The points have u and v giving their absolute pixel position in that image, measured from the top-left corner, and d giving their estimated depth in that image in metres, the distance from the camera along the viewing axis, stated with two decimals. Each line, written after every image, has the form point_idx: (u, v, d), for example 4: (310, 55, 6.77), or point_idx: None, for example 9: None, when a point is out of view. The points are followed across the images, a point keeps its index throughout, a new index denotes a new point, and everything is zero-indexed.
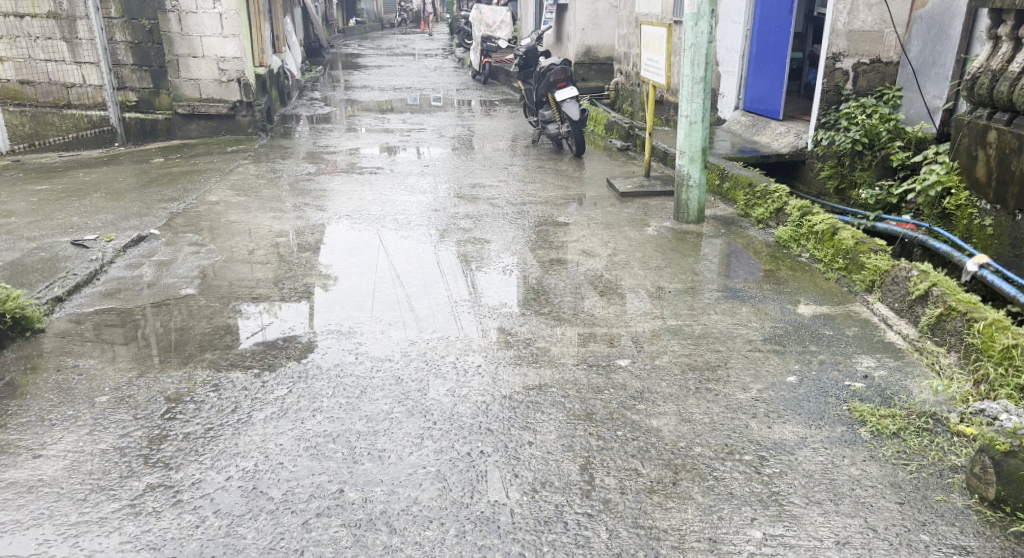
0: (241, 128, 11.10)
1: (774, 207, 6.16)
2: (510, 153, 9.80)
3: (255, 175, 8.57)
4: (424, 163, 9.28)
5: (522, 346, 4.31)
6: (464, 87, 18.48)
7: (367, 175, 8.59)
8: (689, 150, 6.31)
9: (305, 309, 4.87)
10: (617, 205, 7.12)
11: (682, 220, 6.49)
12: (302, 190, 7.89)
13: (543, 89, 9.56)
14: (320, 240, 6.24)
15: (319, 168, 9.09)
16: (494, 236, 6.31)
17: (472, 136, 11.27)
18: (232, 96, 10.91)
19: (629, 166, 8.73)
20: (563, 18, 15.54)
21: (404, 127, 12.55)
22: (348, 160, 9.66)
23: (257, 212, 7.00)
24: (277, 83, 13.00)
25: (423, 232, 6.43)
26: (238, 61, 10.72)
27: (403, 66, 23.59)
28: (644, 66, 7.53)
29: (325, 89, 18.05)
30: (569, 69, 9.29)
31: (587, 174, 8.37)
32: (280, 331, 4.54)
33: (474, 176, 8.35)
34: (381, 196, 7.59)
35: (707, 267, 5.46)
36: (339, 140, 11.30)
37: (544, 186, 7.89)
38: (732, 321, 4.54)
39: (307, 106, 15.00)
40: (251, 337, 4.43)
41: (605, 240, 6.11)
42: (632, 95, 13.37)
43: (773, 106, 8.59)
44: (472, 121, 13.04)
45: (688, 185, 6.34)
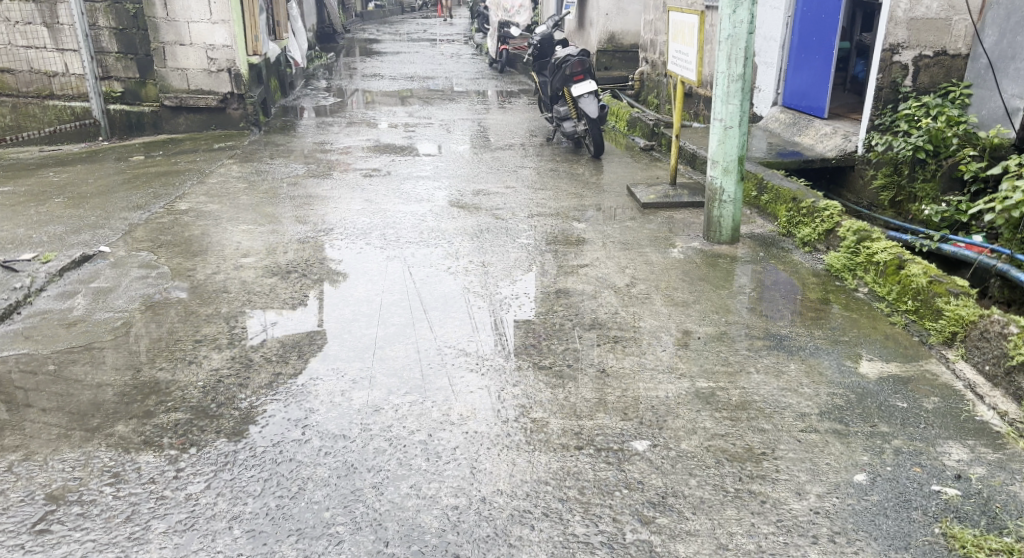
0: (232, 122, 10.28)
1: (823, 228, 5.23)
2: (521, 152, 8.90)
3: (238, 178, 7.77)
4: (425, 164, 8.42)
5: (513, 414, 3.44)
6: (480, 75, 17.57)
7: (361, 179, 7.76)
8: (722, 160, 5.38)
9: (314, 306, 4.66)
10: (638, 220, 6.22)
11: (713, 241, 5.58)
12: (285, 197, 7.07)
13: (559, 83, 8.65)
14: (293, 261, 5.41)
15: (310, 169, 8.27)
16: (494, 257, 5.45)
17: (482, 132, 10.38)
18: (223, 87, 10.08)
19: (652, 171, 7.82)
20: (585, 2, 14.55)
21: (411, 120, 11.68)
22: (345, 159, 8.83)
23: (229, 224, 6.19)
24: (276, 71, 12.18)
25: (413, 252, 5.57)
26: (229, 50, 9.89)
27: (418, 53, 22.71)
28: (671, 59, 6.61)
29: (333, 78, 17.21)
30: (588, 60, 8.36)
31: (606, 179, 7.47)
32: (289, 326, 4.38)
33: (478, 181, 7.47)
34: (371, 205, 6.76)
35: (743, 303, 4.56)
36: (338, 135, 10.45)
37: (555, 194, 7.00)
38: (777, 384, 3.64)
39: (311, 97, 14.18)
40: (260, 333, 4.27)
41: (622, 265, 5.23)
42: (658, 86, 12.40)
43: (817, 102, 7.62)
44: (485, 114, 12.14)
45: (721, 201, 5.44)
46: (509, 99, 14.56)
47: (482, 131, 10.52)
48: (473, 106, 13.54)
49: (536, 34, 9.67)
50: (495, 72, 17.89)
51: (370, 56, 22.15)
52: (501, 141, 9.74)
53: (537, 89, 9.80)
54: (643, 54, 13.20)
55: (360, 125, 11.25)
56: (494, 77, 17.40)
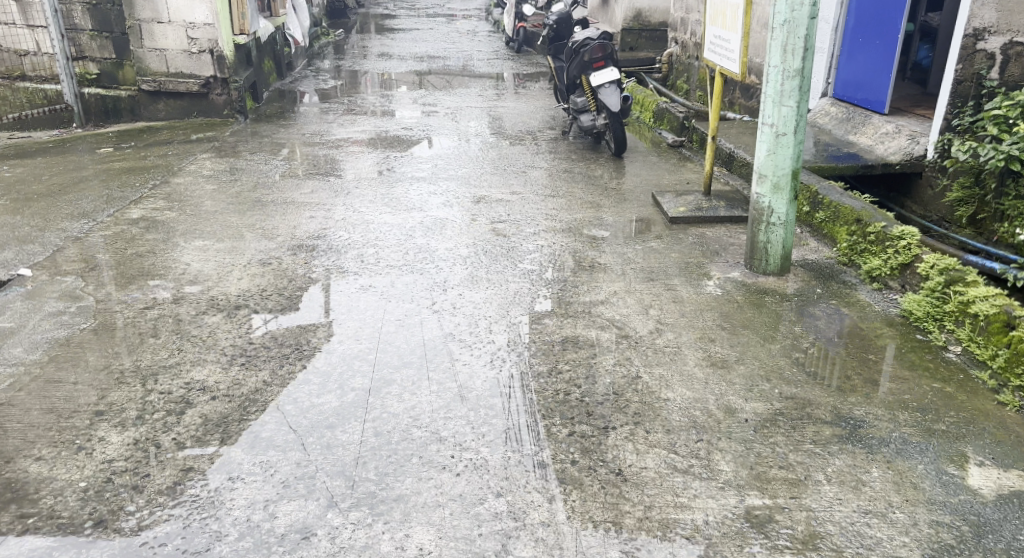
0: (215, 109, 9.43)
1: (898, 261, 4.23)
2: (532, 149, 7.94)
3: (209, 178, 6.87)
4: (423, 163, 7.48)
5: (491, 548, 2.55)
6: (495, 56, 16.55)
7: (349, 181, 6.84)
8: (773, 173, 4.36)
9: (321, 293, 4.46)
10: (665, 240, 5.24)
11: (757, 270, 4.58)
12: (256, 203, 6.17)
13: (577, 70, 7.61)
14: (248, 289, 4.50)
15: (294, 166, 7.37)
16: (489, 291, 4.52)
17: (491, 122, 9.40)
18: (205, 70, 9.25)
19: (682, 175, 6.83)
20: None
21: (416, 107, 10.72)
22: (335, 154, 7.91)
23: (182, 238, 5.29)
24: (268, 47, 11.44)
25: (393, 281, 4.63)
26: (211, 29, 9.03)
27: (432, 31, 21.69)
28: (707, 46, 5.62)
29: (339, 58, 16.26)
30: (610, 44, 7.31)
31: (627, 186, 6.50)
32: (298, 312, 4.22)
33: (481, 185, 6.52)
34: (353, 215, 5.84)
35: (798, 363, 3.58)
36: (333, 124, 9.52)
37: (566, 203, 6.06)
38: (858, 505, 2.68)
39: (312, 81, 13.26)
40: (269, 321, 4.10)
41: (645, 304, 4.27)
42: (689, 70, 11.35)
43: (878, 95, 6.59)
44: (497, 101, 11.14)
45: (769, 224, 4.45)
46: (525, 83, 13.55)
47: (491, 121, 9.56)
48: (486, 91, 12.55)
49: (552, 13, 8.60)
50: (512, 53, 16.85)
51: (382, 34, 21.17)
52: (511, 134, 8.77)
53: (551, 74, 8.75)
54: (672, 34, 12.13)
55: (360, 112, 10.31)
56: (511, 57, 16.38)
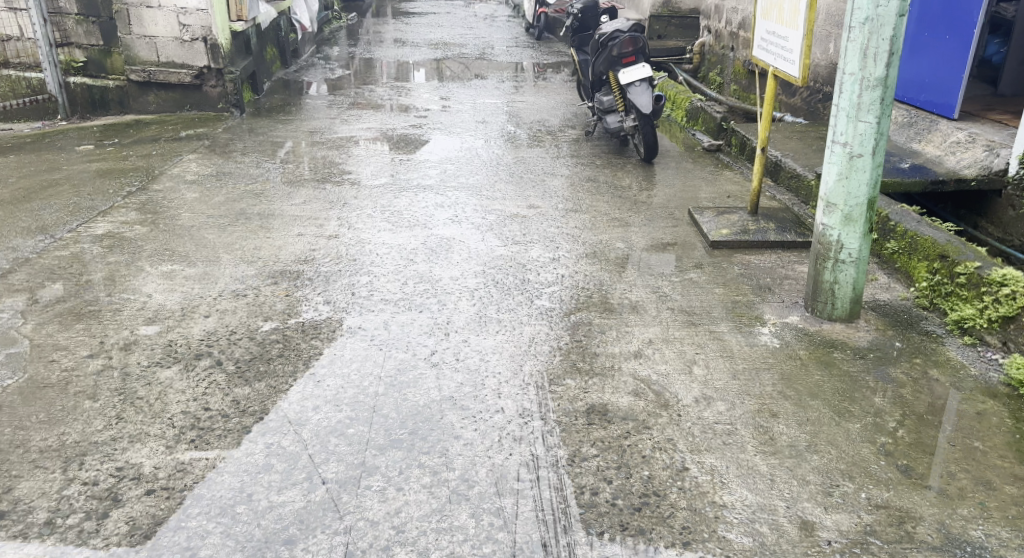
0: (209, 102, 8.81)
1: (1001, 312, 3.47)
2: (551, 155, 7.21)
3: (191, 183, 6.18)
4: (429, 169, 6.77)
5: None
6: (514, 44, 15.79)
7: (346, 189, 6.14)
8: (844, 201, 3.60)
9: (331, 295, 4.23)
10: (708, 272, 4.49)
11: (820, 315, 3.83)
12: (240, 215, 5.49)
13: (604, 65, 6.88)
14: (213, 330, 3.81)
15: (287, 170, 6.68)
16: (500, 336, 3.81)
17: (507, 120, 8.67)
18: (198, 60, 8.59)
19: (719, 188, 6.08)
20: None
21: (427, 100, 10.01)
22: (336, 156, 7.21)
23: (148, 260, 4.60)
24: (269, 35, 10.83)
25: (387, 321, 3.94)
26: (205, 14, 8.38)
27: (448, 15, 20.92)
28: (758, 41, 4.95)
29: (350, 44, 15.52)
30: (642, 38, 6.60)
31: (657, 202, 5.76)
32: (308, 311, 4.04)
33: (495, 200, 5.82)
34: (347, 234, 5.15)
35: (885, 454, 2.86)
36: (337, 119, 8.83)
37: (587, 224, 5.35)
38: None
39: (319, 70, 12.57)
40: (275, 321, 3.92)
41: (687, 358, 3.54)
42: (723, 62, 10.71)
43: (947, 96, 5.79)
44: (514, 95, 10.41)
45: (838, 261, 3.70)
46: (545, 74, 12.80)
47: (507, 118, 8.82)
48: (503, 82, 11.81)
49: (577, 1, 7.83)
50: (532, 40, 16.09)
51: (398, 18, 20.41)
52: (528, 135, 8.04)
53: (575, 67, 8.00)
54: (704, 23, 11.37)
55: (367, 106, 9.63)
56: (531, 45, 15.62)
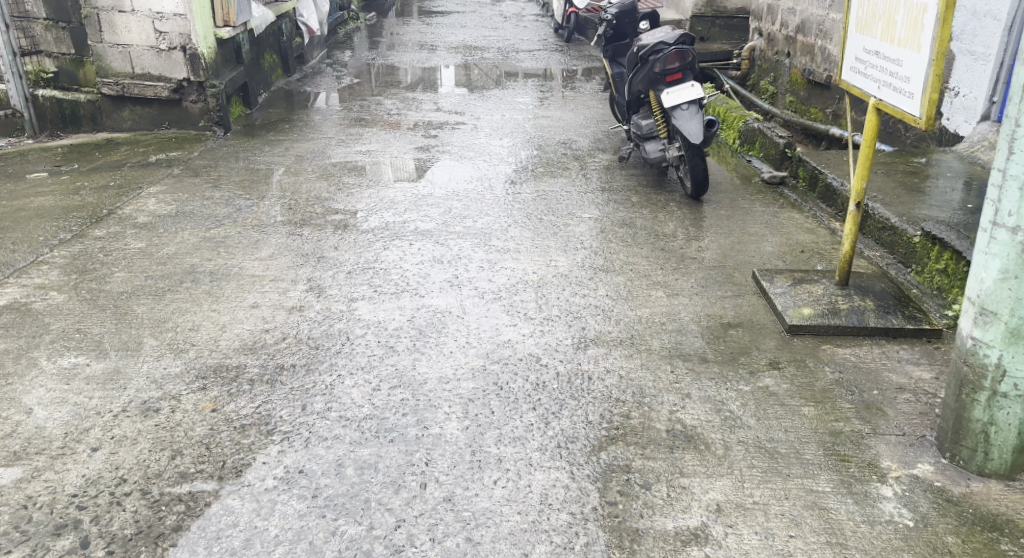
0: (190, 119, 7.77)
1: None
2: (577, 192, 6.09)
3: (141, 227, 5.14)
4: (431, 210, 5.68)
5: None
6: (541, 47, 14.67)
7: (324, 238, 5.06)
8: (1011, 311, 2.45)
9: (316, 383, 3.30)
10: (785, 374, 3.34)
11: (966, 470, 2.66)
12: (187, 274, 4.43)
13: (643, 83, 5.76)
14: (92, 470, 2.72)
15: (261, 209, 5.62)
16: (500, 493, 2.62)
17: (529, 145, 7.56)
18: (177, 72, 7.59)
19: (784, 239, 4.92)
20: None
21: (440, 115, 8.94)
22: (323, 190, 6.13)
23: (46, 348, 3.54)
24: (265, 42, 9.88)
25: (342, 456, 2.81)
26: (183, 21, 7.39)
27: (472, 13, 19.84)
28: (850, 61, 3.90)
29: (364, 47, 14.48)
30: (691, 52, 5.50)
31: (709, 262, 4.61)
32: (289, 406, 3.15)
33: (507, 261, 4.74)
34: (315, 305, 4.05)
35: None
36: (337, 138, 7.78)
37: (618, 296, 4.21)
38: None
39: (328, 79, 11.56)
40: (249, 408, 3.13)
41: (773, 545, 2.39)
42: (778, 68, 9.72)
43: None
44: (538, 109, 9.28)
45: (999, 396, 2.53)
46: (574, 83, 11.66)
47: (527, 141, 7.71)
48: (527, 93, 10.70)
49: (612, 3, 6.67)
50: (561, 43, 14.95)
51: (419, 18, 19.35)
52: (550, 163, 6.93)
53: (609, 79, 6.88)
54: (755, 24, 10.45)
55: (375, 122, 8.59)
56: (558, 48, 14.48)
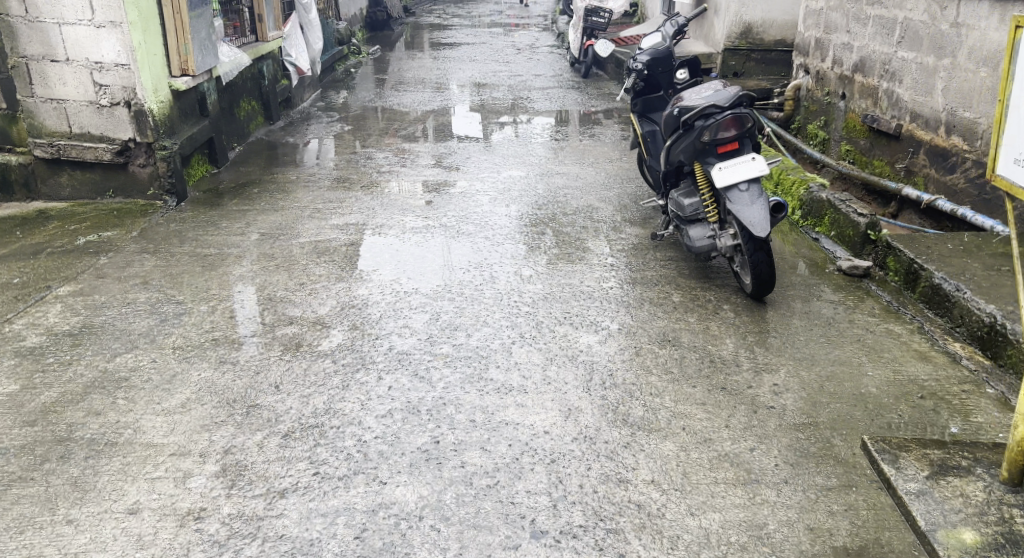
0: (138, 186, 6.55)
1: None
2: (602, 287, 4.79)
3: (25, 356, 3.87)
4: (413, 318, 4.41)
5: None
6: (556, 83, 13.44)
7: (265, 368, 3.78)
8: None
9: None
10: None
11: None
12: (56, 444, 3.14)
13: (686, 153, 4.53)
14: None
15: (192, 319, 4.35)
16: None
17: (539, 216, 6.28)
18: (121, 131, 6.37)
19: (890, 374, 3.62)
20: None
21: (438, 173, 7.70)
22: (279, 287, 4.87)
23: None
24: (242, 88, 8.71)
25: None
26: (127, 71, 6.20)
27: (482, 45, 18.72)
28: (1013, 154, 2.96)
29: (364, 86, 13.33)
30: (749, 116, 4.27)
31: (791, 416, 3.30)
32: None
33: (508, 411, 3.42)
34: (222, 507, 2.80)
35: None
36: (314, 207, 6.53)
37: (667, 482, 2.91)
38: None
39: (319, 124, 10.38)
40: None
41: None
42: (830, 110, 8.61)
43: None
44: (552, 164, 8.02)
45: None
46: (592, 127, 10.41)
47: (538, 211, 6.44)
48: (540, 141, 9.44)
49: (642, 51, 5.49)
50: (578, 78, 13.73)
51: (426, 50, 18.20)
52: (566, 245, 5.65)
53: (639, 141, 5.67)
54: (800, 60, 9.44)
55: (361, 184, 7.36)
56: (575, 85, 13.25)
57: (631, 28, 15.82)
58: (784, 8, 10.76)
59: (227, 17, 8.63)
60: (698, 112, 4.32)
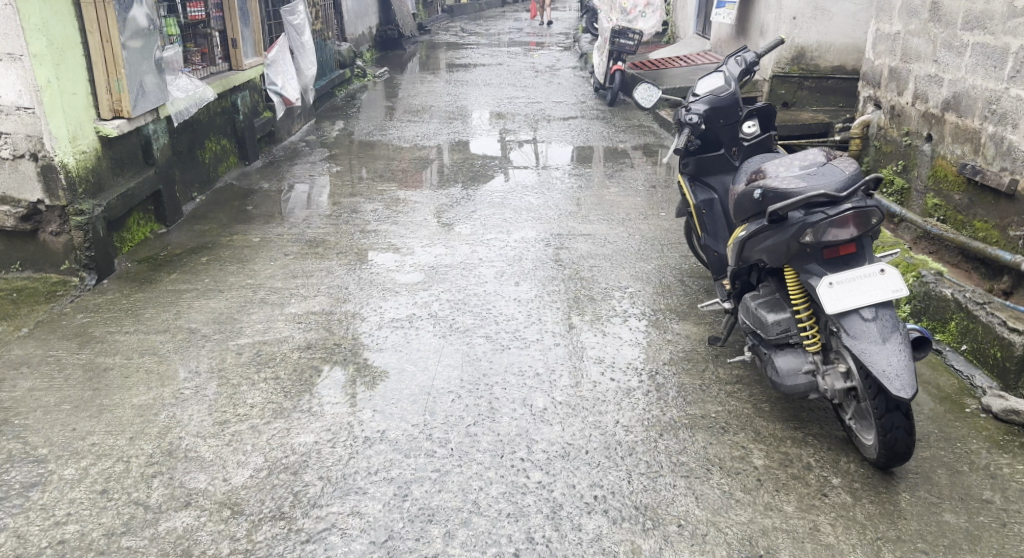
0: (50, 258, 5.18)
1: None
2: (646, 437, 3.34)
3: None
4: (368, 498, 3.01)
5: None
6: (579, 112, 12.05)
7: None
8: None
9: None
10: None
11: None
12: None
13: (771, 254, 3.11)
14: None
15: (42, 496, 3.04)
16: None
17: (555, 305, 4.89)
18: (26, 191, 5.03)
19: None
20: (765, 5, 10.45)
21: (435, 234, 6.35)
22: (190, 428, 3.48)
23: None
24: (205, 127, 7.37)
25: None
26: (31, 116, 4.89)
27: (501, 67, 17.43)
28: None
29: (365, 115, 12.02)
30: (876, 208, 2.84)
31: None
32: None
33: None
34: None
35: None
36: (273, 286, 5.18)
37: None
38: None
39: (306, 163, 9.04)
40: None
41: None
42: (908, 155, 7.16)
43: None
44: (574, 222, 6.64)
45: None
46: (619, 167, 9.01)
47: (556, 299, 4.99)
48: (559, 186, 8.07)
49: (696, 98, 4.22)
50: (603, 106, 12.33)
51: (440, 73, 16.90)
52: (592, 353, 4.20)
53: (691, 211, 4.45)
54: (869, 93, 8.04)
55: (340, 249, 5.98)
56: (600, 114, 11.87)
57: (662, 49, 14.45)
58: (844, 30, 9.45)
59: (191, 42, 7.37)
60: (804, 201, 2.87)
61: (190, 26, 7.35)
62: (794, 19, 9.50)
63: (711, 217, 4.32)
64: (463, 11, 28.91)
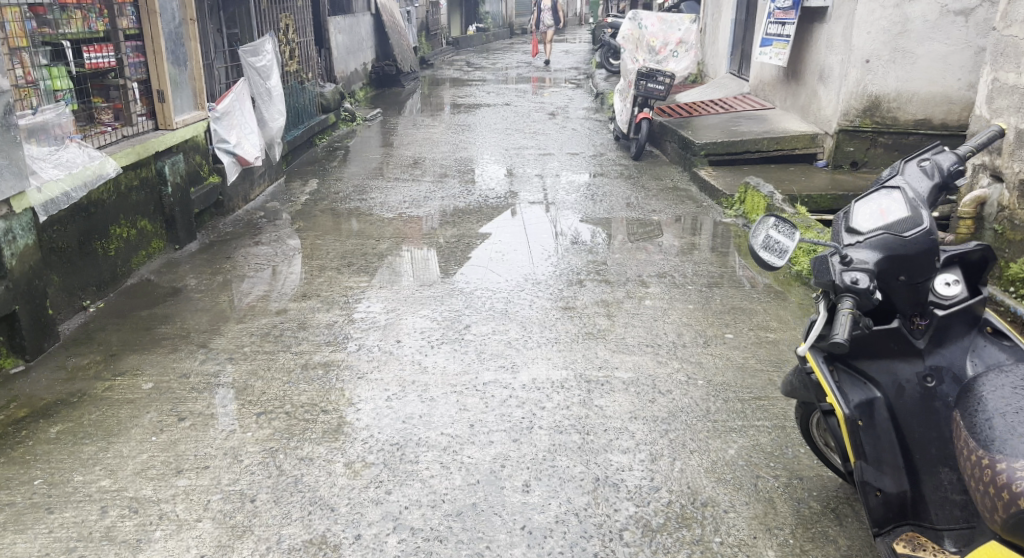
0: None
1: None
2: None
3: None
4: None
5: None
6: (599, 167, 10.23)
7: None
8: None
9: None
10: None
11: None
12: None
13: None
14: None
15: None
16: None
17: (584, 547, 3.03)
18: None
19: None
20: (832, 44, 8.60)
21: (406, 375, 4.44)
22: None
23: None
24: (108, 212, 5.51)
25: None
26: None
27: (509, 107, 15.63)
28: None
29: (350, 168, 10.21)
30: None
31: None
32: None
33: None
34: None
35: None
36: (130, 495, 3.31)
37: None
38: None
39: (266, 236, 7.23)
40: None
41: None
42: None
43: None
44: (602, 353, 4.73)
45: None
46: (652, 245, 7.16)
47: (588, 537, 3.09)
48: (577, 281, 6.17)
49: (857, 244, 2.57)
50: (627, 159, 10.50)
51: (440, 114, 15.11)
52: None
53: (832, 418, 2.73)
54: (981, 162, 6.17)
55: (264, 403, 4.08)
56: (624, 170, 10.05)
57: (694, 91, 12.61)
58: (932, 77, 7.56)
59: (91, 97, 5.54)
60: None
61: (92, 76, 5.52)
62: (867, 62, 7.65)
63: (872, 432, 2.60)
64: (469, 44, 27.18)
